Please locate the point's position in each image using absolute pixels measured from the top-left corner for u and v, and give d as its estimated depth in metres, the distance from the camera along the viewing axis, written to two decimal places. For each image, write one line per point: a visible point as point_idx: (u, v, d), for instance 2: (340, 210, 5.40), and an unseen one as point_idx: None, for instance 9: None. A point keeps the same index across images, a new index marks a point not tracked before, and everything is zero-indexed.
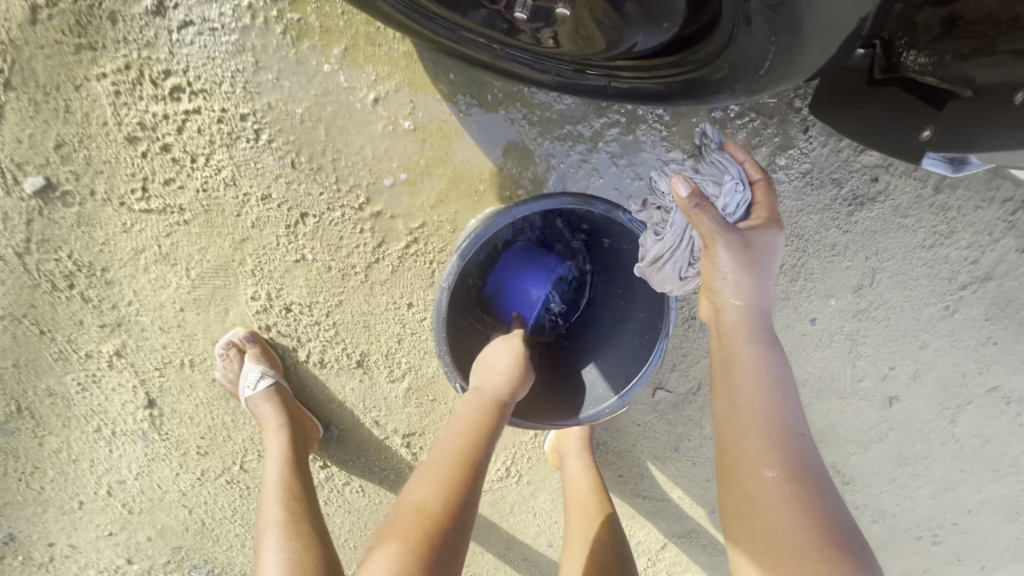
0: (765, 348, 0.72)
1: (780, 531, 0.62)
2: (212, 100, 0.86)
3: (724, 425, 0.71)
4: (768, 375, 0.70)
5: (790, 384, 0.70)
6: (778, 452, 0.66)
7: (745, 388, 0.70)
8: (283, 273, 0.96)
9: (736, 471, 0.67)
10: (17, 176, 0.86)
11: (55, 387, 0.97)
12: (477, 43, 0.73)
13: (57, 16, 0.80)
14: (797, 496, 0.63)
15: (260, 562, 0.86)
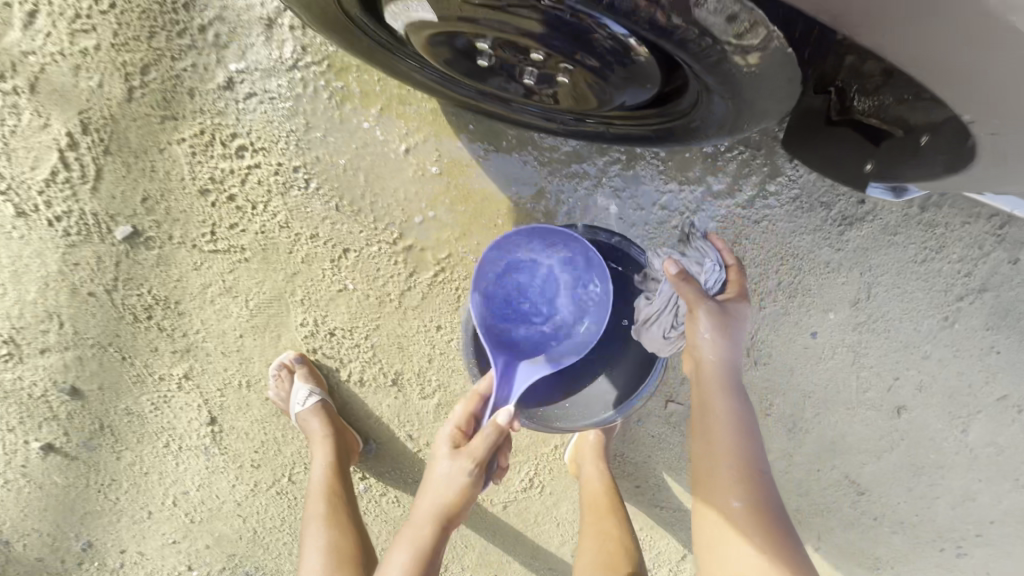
0: (735, 396, 0.87)
1: (743, 550, 0.77)
2: (271, 156, 1.01)
3: (701, 460, 0.86)
4: (736, 417, 0.85)
5: (753, 426, 0.85)
6: (742, 485, 0.81)
7: (719, 431, 0.84)
8: (328, 302, 1.10)
9: (710, 502, 0.82)
10: (109, 226, 1.01)
11: (132, 407, 1.11)
12: (492, 100, 0.86)
13: (147, 93, 0.96)
14: (756, 523, 0.79)
15: (306, 546, 1.03)
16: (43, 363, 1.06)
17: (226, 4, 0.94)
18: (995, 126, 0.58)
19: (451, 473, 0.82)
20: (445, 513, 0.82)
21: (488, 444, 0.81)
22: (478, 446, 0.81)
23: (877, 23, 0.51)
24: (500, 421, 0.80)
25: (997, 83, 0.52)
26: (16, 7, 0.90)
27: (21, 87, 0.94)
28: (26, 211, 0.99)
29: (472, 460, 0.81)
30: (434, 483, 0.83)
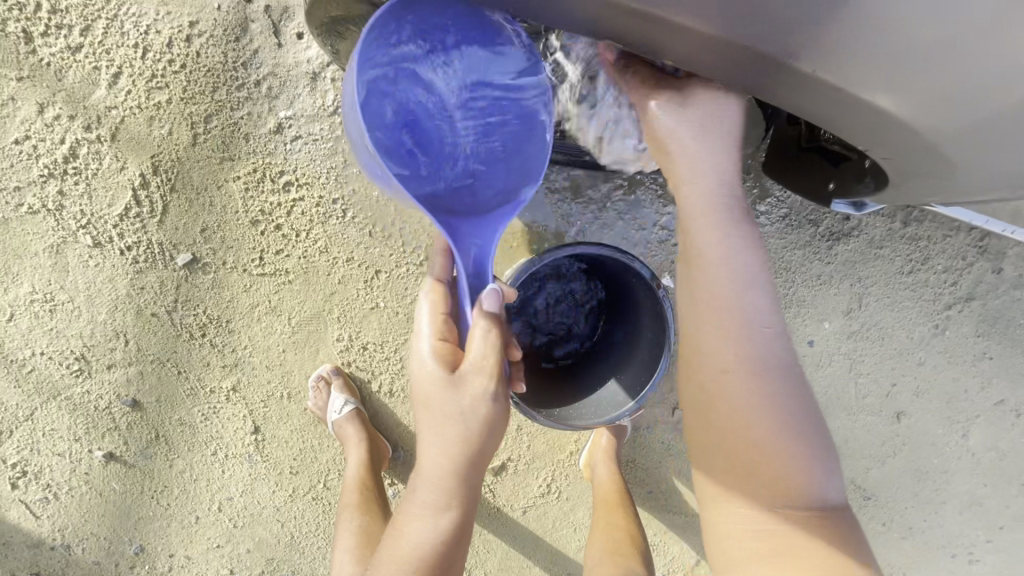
0: (725, 235, 0.71)
1: (737, 422, 0.68)
2: (313, 190, 1.15)
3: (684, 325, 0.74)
4: (729, 264, 0.70)
5: (751, 272, 0.70)
6: (736, 348, 0.69)
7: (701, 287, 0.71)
8: (361, 318, 1.22)
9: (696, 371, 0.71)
10: (172, 253, 1.15)
11: (184, 417, 1.22)
12: None
13: (209, 139, 1.12)
14: (753, 392, 0.68)
15: (339, 532, 1.13)
16: (108, 378, 1.18)
17: (278, 62, 1.10)
18: (909, 170, 0.68)
19: (466, 398, 0.74)
20: (475, 441, 0.76)
21: (496, 351, 0.73)
22: (486, 360, 0.74)
23: (799, 112, 0.62)
24: (484, 307, 0.71)
25: (901, 144, 0.64)
26: (103, 70, 1.07)
27: (103, 135, 1.09)
28: (101, 242, 1.13)
29: (487, 376, 0.74)
30: (452, 416, 0.75)
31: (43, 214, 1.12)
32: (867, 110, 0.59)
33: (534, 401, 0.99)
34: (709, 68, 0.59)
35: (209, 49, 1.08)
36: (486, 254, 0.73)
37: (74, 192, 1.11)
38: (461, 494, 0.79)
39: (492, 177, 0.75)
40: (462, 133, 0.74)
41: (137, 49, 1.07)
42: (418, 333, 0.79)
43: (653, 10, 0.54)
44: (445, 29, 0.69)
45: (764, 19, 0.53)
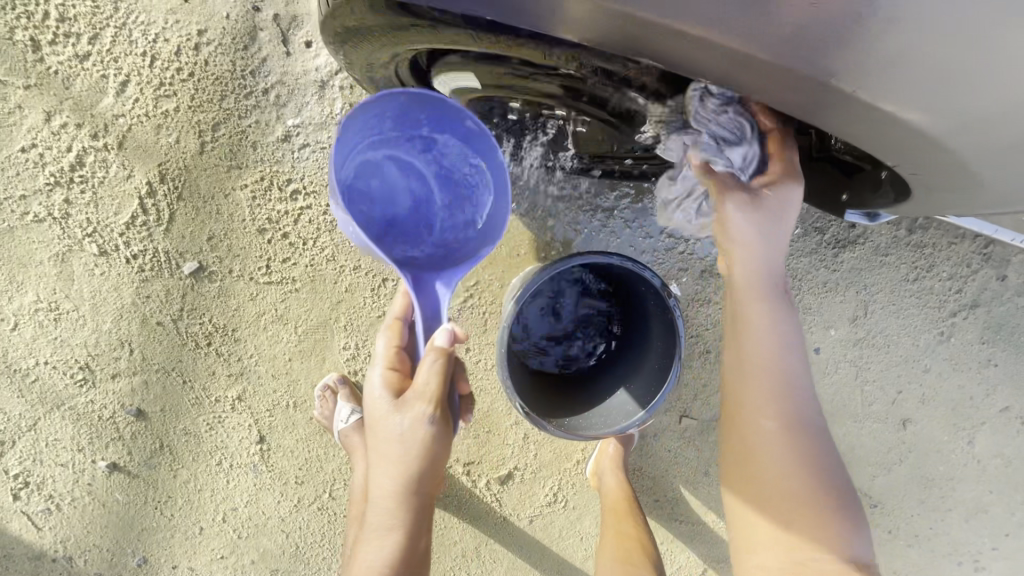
0: (771, 310, 0.82)
1: (774, 467, 0.80)
2: (320, 198, 1.14)
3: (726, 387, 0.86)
4: (774, 333, 0.82)
5: (791, 340, 0.82)
6: (776, 405, 0.81)
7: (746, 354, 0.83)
8: (368, 326, 1.21)
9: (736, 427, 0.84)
10: (178, 262, 1.14)
11: (189, 427, 1.21)
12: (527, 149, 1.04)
13: (217, 147, 1.11)
14: (787, 442, 0.81)
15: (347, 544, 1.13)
16: (113, 388, 1.17)
17: (287, 70, 1.10)
18: (932, 184, 0.69)
19: (407, 420, 0.80)
20: (415, 462, 0.82)
21: (437, 380, 0.78)
22: (427, 387, 0.79)
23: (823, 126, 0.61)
24: (438, 343, 0.76)
25: (922, 156, 0.63)
26: (111, 78, 1.07)
27: (110, 144, 1.09)
28: (107, 250, 1.12)
29: (423, 401, 0.79)
30: (394, 438, 0.82)
31: (49, 222, 1.11)
32: (894, 124, 0.59)
33: (543, 411, 0.99)
34: (740, 86, 0.58)
35: (218, 57, 1.08)
36: (440, 301, 0.80)
37: (81, 200, 1.10)
38: (405, 511, 0.86)
39: (463, 237, 0.82)
40: (436, 198, 0.82)
41: (145, 57, 1.07)
42: (374, 363, 0.87)
43: (693, 29, 0.53)
44: (416, 116, 0.77)
45: (799, 36, 0.53)
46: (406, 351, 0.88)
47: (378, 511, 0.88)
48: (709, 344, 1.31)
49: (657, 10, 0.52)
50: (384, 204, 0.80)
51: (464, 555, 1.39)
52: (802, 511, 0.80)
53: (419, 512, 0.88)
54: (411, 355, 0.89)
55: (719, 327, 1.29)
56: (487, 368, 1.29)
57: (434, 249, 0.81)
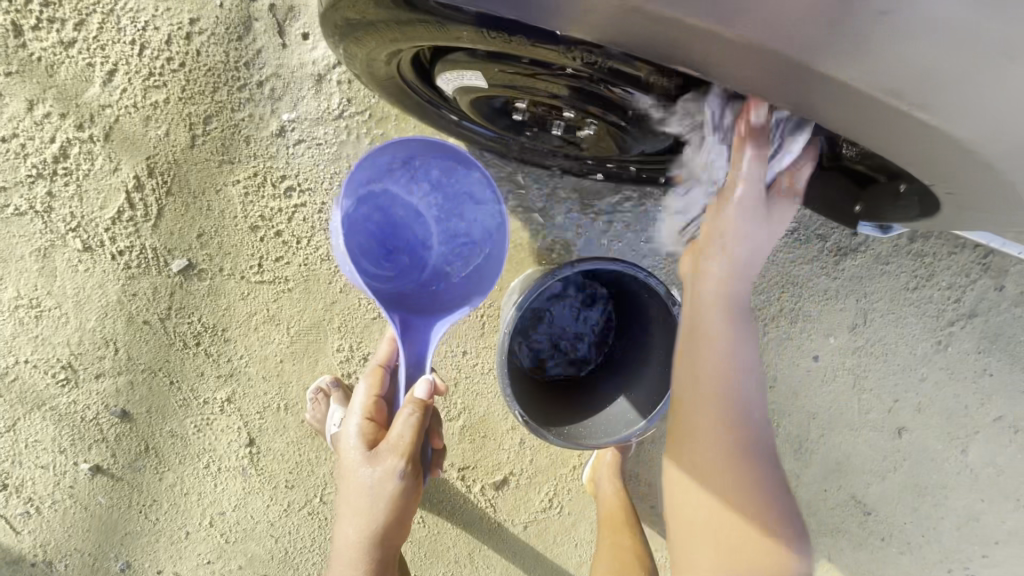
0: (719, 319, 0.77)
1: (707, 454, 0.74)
2: (315, 196, 1.11)
3: (686, 397, 0.76)
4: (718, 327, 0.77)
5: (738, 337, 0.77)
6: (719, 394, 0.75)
7: (712, 359, 0.76)
8: (363, 328, 1.17)
9: (698, 443, 0.75)
10: (166, 259, 1.10)
11: (176, 429, 1.17)
12: (533, 149, 1.01)
13: (209, 141, 1.07)
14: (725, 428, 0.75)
15: None
16: (97, 388, 1.13)
17: (282, 63, 1.07)
18: (967, 204, 0.65)
19: (376, 473, 0.80)
20: (381, 514, 0.83)
21: (412, 433, 0.80)
22: (401, 440, 0.80)
23: (858, 137, 0.57)
24: (416, 395, 0.77)
25: (966, 176, 0.59)
26: (97, 67, 1.03)
27: (96, 135, 1.05)
28: (92, 246, 1.08)
29: (395, 457, 0.80)
30: (362, 489, 0.82)
31: (31, 216, 1.07)
32: (939, 141, 0.54)
33: (542, 420, 0.96)
34: (771, 91, 0.54)
35: (211, 48, 1.04)
36: (426, 346, 0.81)
37: (64, 193, 1.06)
38: (369, 563, 0.86)
39: (453, 283, 0.85)
40: (434, 240, 0.85)
41: (134, 45, 1.03)
42: (351, 411, 0.87)
43: (737, 35, 0.49)
44: (424, 164, 0.82)
45: (854, 44, 0.48)
46: (386, 400, 0.89)
47: (341, 559, 0.87)
48: None
49: (683, 6, 0.48)
50: (382, 239, 0.82)
51: (458, 560, 1.36)
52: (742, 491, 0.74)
53: (382, 567, 0.87)
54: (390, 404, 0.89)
55: None
56: (484, 372, 1.27)
57: (425, 291, 0.84)
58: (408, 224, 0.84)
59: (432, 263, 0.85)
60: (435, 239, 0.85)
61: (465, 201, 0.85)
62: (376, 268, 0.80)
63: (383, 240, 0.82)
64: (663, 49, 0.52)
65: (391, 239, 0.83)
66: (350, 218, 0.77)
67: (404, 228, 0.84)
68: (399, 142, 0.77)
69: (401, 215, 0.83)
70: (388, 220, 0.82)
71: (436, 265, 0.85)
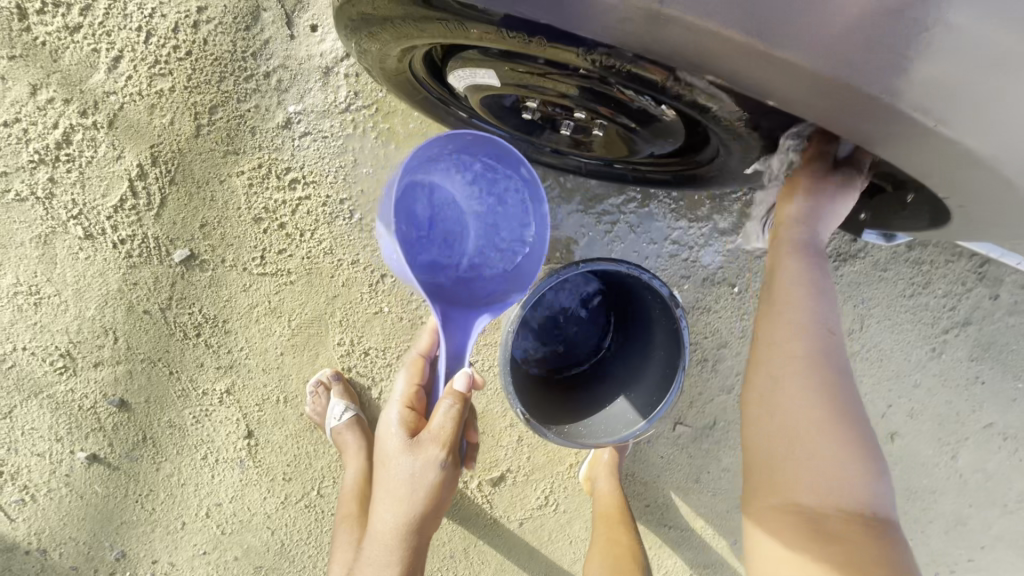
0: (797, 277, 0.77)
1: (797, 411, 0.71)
2: (320, 188, 1.10)
3: (785, 406, 0.72)
4: (802, 289, 0.76)
5: (819, 298, 0.75)
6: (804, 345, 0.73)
7: (830, 361, 0.73)
8: (364, 323, 1.17)
9: (830, 458, 0.69)
10: (168, 249, 1.09)
11: (174, 419, 1.17)
12: (541, 149, 1.01)
13: (214, 131, 1.07)
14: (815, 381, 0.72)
15: (337, 546, 1.12)
16: (95, 376, 1.13)
17: (290, 55, 1.06)
18: (980, 216, 0.66)
19: (418, 462, 0.81)
20: (421, 503, 0.83)
21: (453, 424, 0.80)
22: (442, 430, 0.80)
23: (878, 151, 0.57)
24: (456, 387, 0.78)
25: (985, 190, 0.60)
26: (103, 53, 1.02)
27: (99, 122, 1.04)
28: (93, 234, 1.07)
29: (439, 447, 0.81)
30: (401, 479, 0.82)
31: (32, 202, 1.05)
32: (960, 155, 0.55)
33: (543, 418, 0.97)
34: (797, 107, 0.54)
35: (218, 37, 1.04)
36: (467, 339, 0.81)
37: (66, 180, 1.05)
38: (405, 549, 0.87)
39: (490, 277, 0.85)
40: (472, 235, 0.86)
41: (140, 32, 1.02)
42: (391, 400, 0.89)
43: (768, 45, 0.49)
44: (477, 156, 0.82)
45: (880, 59, 0.49)
46: (425, 389, 0.90)
47: (378, 546, 0.88)
48: (707, 352, 1.29)
49: (704, 12, 0.48)
50: (425, 230, 0.82)
51: (453, 555, 1.37)
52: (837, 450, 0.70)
53: (413, 553, 0.89)
54: (428, 395, 0.90)
55: (718, 336, 1.28)
56: (485, 369, 1.27)
57: (463, 286, 0.84)
58: (449, 218, 0.85)
59: (470, 257, 0.85)
60: (474, 234, 0.86)
61: (512, 196, 0.85)
62: (418, 258, 0.81)
63: (426, 231, 0.83)
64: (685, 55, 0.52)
65: (434, 232, 0.84)
66: (399, 205, 0.78)
67: (447, 222, 0.85)
68: (455, 133, 0.76)
69: (445, 206, 0.84)
70: (433, 211, 0.83)
71: (476, 260, 0.85)
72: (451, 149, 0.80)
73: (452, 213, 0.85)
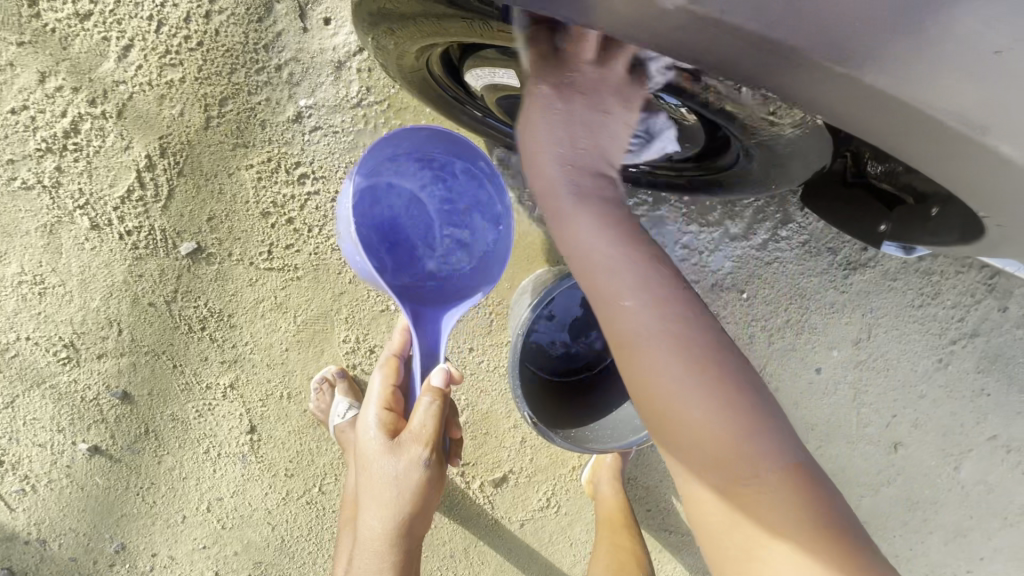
0: (598, 215, 0.60)
1: (642, 376, 0.56)
2: (329, 184, 1.09)
3: (640, 372, 0.56)
4: (604, 231, 0.60)
5: (619, 232, 0.60)
6: (620, 295, 0.57)
7: (646, 316, 0.56)
8: (370, 320, 1.16)
9: (695, 411, 0.54)
10: (175, 241, 1.08)
11: (177, 413, 1.16)
12: None
13: (224, 124, 1.05)
14: (643, 332, 0.56)
15: (340, 547, 1.12)
16: (99, 368, 1.12)
17: (302, 48, 1.05)
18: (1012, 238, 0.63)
19: (401, 464, 0.80)
20: (407, 505, 0.82)
21: (434, 423, 0.79)
22: (423, 429, 0.79)
23: (922, 167, 0.54)
24: (433, 384, 0.77)
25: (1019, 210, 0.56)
26: (113, 41, 1.01)
27: (108, 112, 1.02)
28: (100, 224, 1.06)
29: (420, 447, 0.79)
30: (385, 482, 0.81)
31: (38, 190, 1.04)
32: (1000, 170, 0.51)
33: (550, 422, 0.96)
34: (841, 115, 0.51)
35: (230, 28, 1.02)
36: (439, 337, 0.80)
37: (74, 169, 1.04)
38: (397, 552, 0.87)
39: (460, 274, 0.84)
40: (437, 230, 0.84)
41: (151, 21, 1.01)
42: (368, 400, 0.86)
43: (805, 43, 0.46)
44: (431, 152, 0.83)
45: (922, 65, 0.46)
46: (402, 388, 0.88)
47: (368, 553, 0.87)
48: None
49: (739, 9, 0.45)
50: (388, 228, 0.81)
51: (452, 555, 1.36)
52: (696, 400, 0.54)
53: (404, 556, 0.88)
54: (407, 393, 0.89)
55: None
56: (490, 369, 1.26)
57: (433, 284, 0.83)
58: (410, 216, 0.83)
59: (434, 256, 0.83)
60: (439, 229, 0.85)
61: (473, 189, 0.86)
62: (383, 258, 0.80)
63: (385, 229, 0.81)
64: (722, 67, 0.49)
65: (393, 230, 0.82)
66: (360, 207, 0.78)
67: (405, 218, 0.83)
68: (406, 131, 0.78)
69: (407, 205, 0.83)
70: (393, 210, 0.82)
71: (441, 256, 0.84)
72: (404, 141, 0.80)
73: (410, 210, 0.83)
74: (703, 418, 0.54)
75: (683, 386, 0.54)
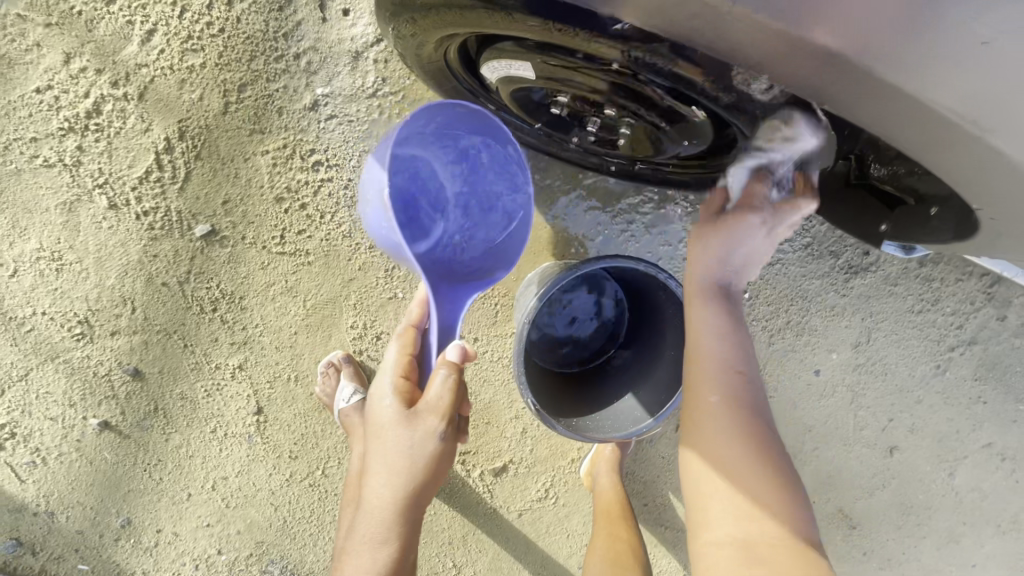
0: (715, 317, 0.82)
1: (719, 439, 0.75)
2: (342, 172, 1.11)
3: (716, 439, 0.75)
4: (717, 330, 0.81)
5: (730, 336, 0.81)
6: (719, 378, 0.78)
7: (744, 394, 0.78)
8: (377, 307, 1.19)
9: (751, 481, 0.72)
10: (190, 223, 1.11)
11: (186, 392, 1.18)
12: (564, 143, 1.02)
13: (241, 109, 1.08)
14: (732, 410, 0.76)
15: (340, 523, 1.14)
16: (111, 345, 1.14)
17: (320, 37, 1.07)
18: (1006, 232, 0.66)
19: (416, 435, 0.83)
20: (416, 476, 0.85)
21: (450, 395, 0.82)
22: (440, 401, 0.82)
23: (920, 157, 0.57)
24: (449, 358, 0.80)
25: (1010, 204, 0.59)
26: (137, 26, 1.03)
27: (130, 94, 1.05)
28: (118, 204, 1.09)
29: (435, 419, 0.83)
30: (397, 453, 0.84)
31: (59, 168, 1.07)
32: (992, 163, 0.55)
33: (552, 410, 0.98)
34: (842, 104, 0.54)
35: (251, 16, 1.05)
36: (458, 314, 0.82)
37: (94, 149, 1.06)
38: (399, 526, 0.88)
39: (472, 255, 0.87)
40: (452, 209, 0.87)
41: (174, 7, 1.03)
42: (383, 372, 0.88)
43: (818, 32, 0.49)
44: (458, 130, 0.83)
45: (929, 58, 0.49)
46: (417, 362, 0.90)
47: (372, 524, 0.88)
48: None
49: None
50: (408, 201, 0.83)
51: (450, 543, 1.38)
52: (754, 473, 0.73)
53: (409, 530, 0.89)
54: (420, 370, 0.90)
55: None
56: (493, 360, 1.28)
57: (448, 263, 0.85)
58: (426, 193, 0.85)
59: (447, 235, 0.86)
60: (454, 208, 0.87)
61: (493, 169, 0.87)
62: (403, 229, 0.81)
63: (405, 204, 0.82)
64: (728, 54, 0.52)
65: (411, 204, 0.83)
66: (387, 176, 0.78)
67: (422, 194, 0.85)
68: (438, 105, 0.77)
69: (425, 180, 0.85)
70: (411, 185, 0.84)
71: (457, 236, 0.87)
72: (438, 117, 0.80)
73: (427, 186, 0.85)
74: (756, 487, 0.72)
75: (745, 456, 0.74)
